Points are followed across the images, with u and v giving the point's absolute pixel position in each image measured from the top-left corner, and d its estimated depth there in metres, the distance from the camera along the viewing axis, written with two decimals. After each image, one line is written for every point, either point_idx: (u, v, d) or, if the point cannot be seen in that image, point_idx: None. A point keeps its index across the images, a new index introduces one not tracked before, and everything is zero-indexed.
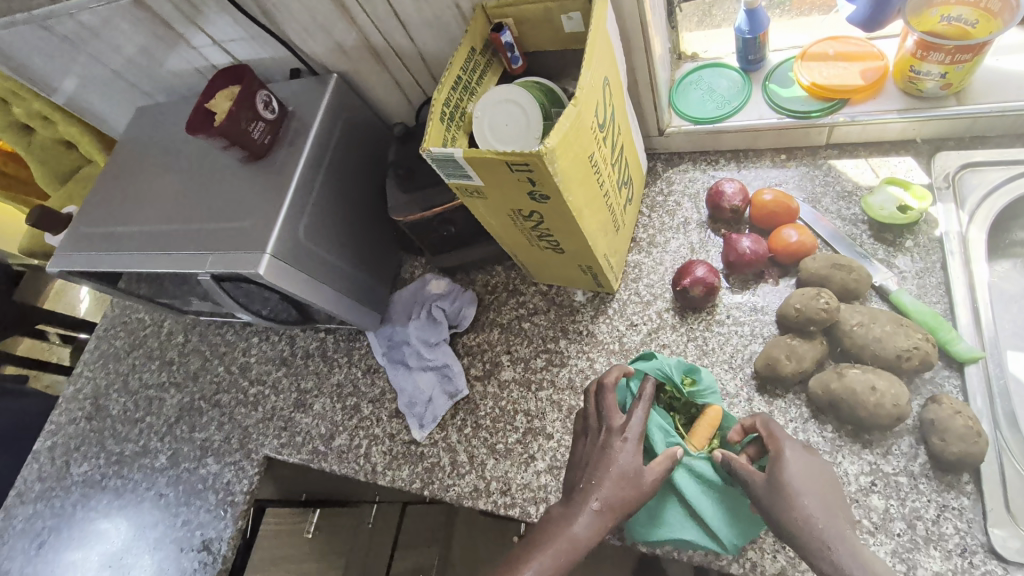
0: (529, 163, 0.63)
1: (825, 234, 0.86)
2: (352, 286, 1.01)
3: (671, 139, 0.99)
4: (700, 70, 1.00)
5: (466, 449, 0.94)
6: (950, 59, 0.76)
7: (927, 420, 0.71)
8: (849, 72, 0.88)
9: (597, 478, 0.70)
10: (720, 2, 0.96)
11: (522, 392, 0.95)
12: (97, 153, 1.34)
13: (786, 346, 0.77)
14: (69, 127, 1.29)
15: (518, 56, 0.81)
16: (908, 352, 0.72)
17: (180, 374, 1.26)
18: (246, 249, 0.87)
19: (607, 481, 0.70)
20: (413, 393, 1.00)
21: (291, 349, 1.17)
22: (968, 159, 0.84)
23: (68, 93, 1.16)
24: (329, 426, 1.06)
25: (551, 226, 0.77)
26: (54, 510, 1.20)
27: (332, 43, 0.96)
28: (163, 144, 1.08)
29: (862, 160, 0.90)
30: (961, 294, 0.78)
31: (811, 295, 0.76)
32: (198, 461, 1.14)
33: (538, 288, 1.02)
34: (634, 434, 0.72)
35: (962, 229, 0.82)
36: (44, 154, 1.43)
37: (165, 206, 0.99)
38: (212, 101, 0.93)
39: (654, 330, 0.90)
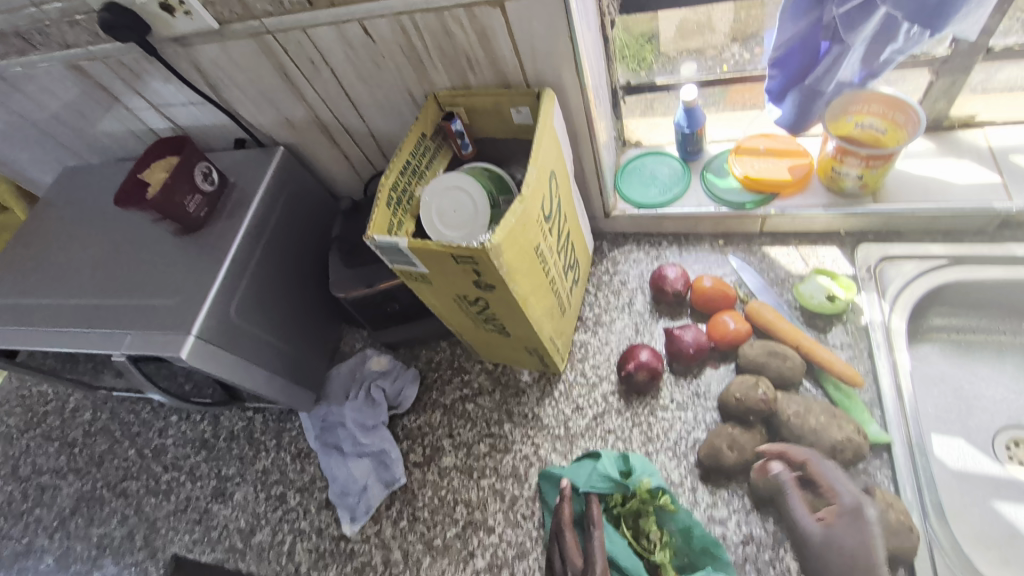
0: (474, 257, 0.63)
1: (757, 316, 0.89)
2: (285, 364, 0.95)
3: (617, 222, 1.02)
4: (643, 156, 1.04)
5: (401, 545, 0.86)
6: (865, 164, 0.83)
7: (862, 513, 0.70)
8: (778, 167, 0.94)
9: None
10: (661, 97, 1.02)
11: (462, 480, 0.89)
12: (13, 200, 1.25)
13: (728, 435, 0.76)
14: None
15: (468, 143, 0.82)
16: (842, 444, 0.73)
17: (81, 459, 1.12)
18: (168, 329, 0.80)
19: None
20: (346, 481, 0.92)
21: (213, 430, 1.07)
22: (887, 252, 0.89)
23: None
24: (250, 519, 0.96)
25: (496, 311, 0.75)
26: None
27: (279, 115, 0.94)
28: (85, 208, 1.01)
29: (792, 248, 0.94)
30: (887, 383, 0.79)
31: (750, 384, 0.77)
32: (93, 562, 1.00)
33: (483, 367, 0.99)
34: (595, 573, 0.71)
35: (885, 318, 0.84)
36: None
37: (79, 277, 0.92)
38: (147, 171, 0.89)
39: (599, 414, 0.88)
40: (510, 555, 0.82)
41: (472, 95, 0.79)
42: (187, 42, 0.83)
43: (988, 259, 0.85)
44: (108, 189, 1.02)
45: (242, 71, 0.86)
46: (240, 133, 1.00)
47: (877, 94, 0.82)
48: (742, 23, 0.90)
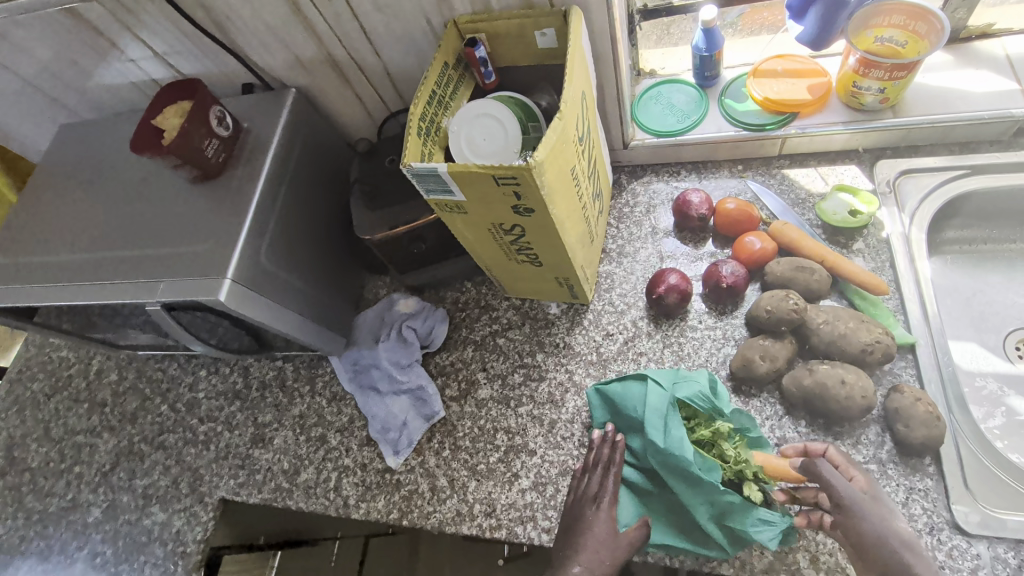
0: (516, 177, 0.63)
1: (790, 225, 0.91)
2: (315, 308, 0.95)
3: (636, 152, 1.02)
4: (659, 85, 1.03)
5: (445, 473, 0.90)
6: (888, 76, 0.83)
7: (891, 409, 0.74)
8: (797, 87, 0.94)
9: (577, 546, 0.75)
10: (678, 22, 0.99)
11: (500, 409, 0.92)
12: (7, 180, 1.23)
13: (759, 347, 0.79)
14: None
15: (491, 71, 0.80)
16: (871, 346, 0.75)
17: (114, 417, 1.14)
18: (201, 274, 0.80)
19: (585, 550, 0.75)
20: (386, 418, 0.95)
21: (245, 381, 1.09)
22: (906, 167, 0.90)
23: None
24: (293, 460, 0.98)
25: (532, 238, 0.76)
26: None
27: (290, 55, 0.92)
28: (94, 163, 0.99)
29: (812, 168, 0.95)
30: (910, 290, 0.83)
31: (780, 297, 0.79)
32: (141, 511, 1.03)
33: (511, 302, 1.00)
34: (605, 503, 0.77)
35: (905, 229, 0.87)
36: None
37: (99, 231, 0.90)
38: (159, 117, 0.86)
39: (630, 339, 0.91)
40: (553, 473, 0.85)
41: (494, 19, 0.76)
42: None
43: (1006, 167, 0.87)
44: (115, 143, 1.00)
45: (250, 6, 0.83)
46: (248, 77, 0.98)
47: (900, 5, 0.81)
48: None
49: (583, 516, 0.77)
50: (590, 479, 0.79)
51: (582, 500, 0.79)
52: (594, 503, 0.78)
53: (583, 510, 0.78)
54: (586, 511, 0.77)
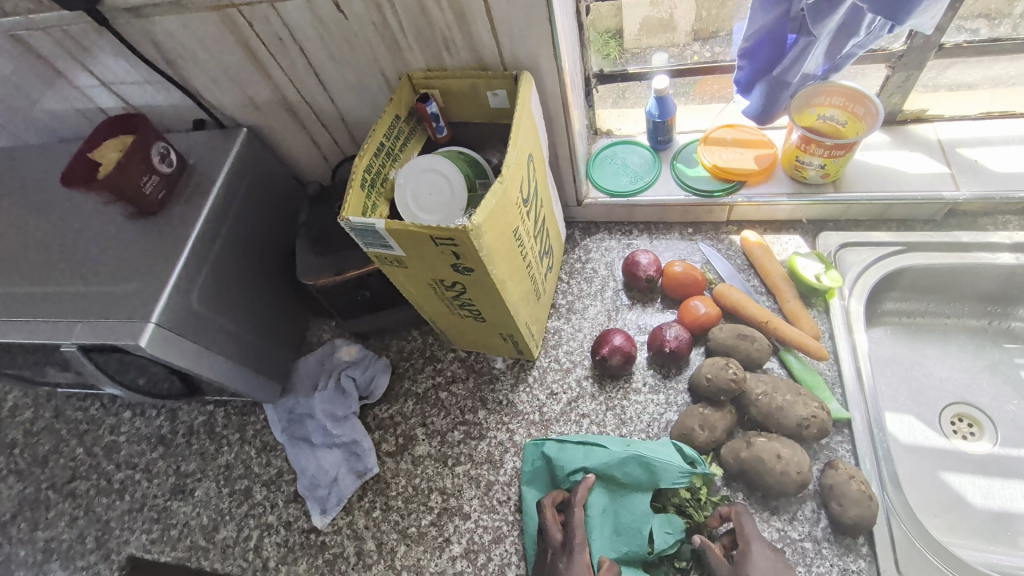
0: (453, 239, 0.61)
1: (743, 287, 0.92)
2: (250, 354, 0.91)
3: (589, 209, 1.03)
4: (615, 145, 1.05)
5: (374, 535, 0.85)
6: (829, 154, 0.86)
7: (826, 485, 0.73)
8: (745, 157, 0.97)
9: None
10: (633, 87, 1.01)
11: (437, 468, 0.88)
12: None
13: (698, 415, 0.78)
14: None
15: (444, 126, 0.80)
16: (807, 420, 0.74)
17: (23, 459, 1.05)
18: (122, 317, 0.75)
19: None
20: (316, 473, 0.89)
21: (170, 426, 1.03)
22: (846, 240, 0.93)
23: None
24: (212, 516, 0.92)
25: (473, 296, 0.74)
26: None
27: (243, 96, 0.90)
28: (26, 191, 0.94)
29: (758, 236, 0.97)
30: (848, 363, 0.83)
31: (720, 365, 0.78)
32: (39, 568, 0.94)
33: (456, 355, 0.98)
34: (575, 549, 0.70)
35: (845, 301, 0.88)
36: None
37: (19, 263, 0.85)
38: (97, 150, 0.82)
39: (574, 399, 0.89)
40: (486, 540, 0.81)
41: (447, 77, 0.76)
42: (143, 14, 0.78)
43: (938, 246, 0.90)
44: (50, 171, 0.95)
45: (202, 46, 0.82)
46: (200, 113, 0.95)
47: (841, 87, 0.85)
48: (704, 22, 0.92)
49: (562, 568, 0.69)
50: (551, 529, 0.73)
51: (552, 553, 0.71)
52: (568, 554, 0.70)
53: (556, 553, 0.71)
54: (560, 565, 0.70)
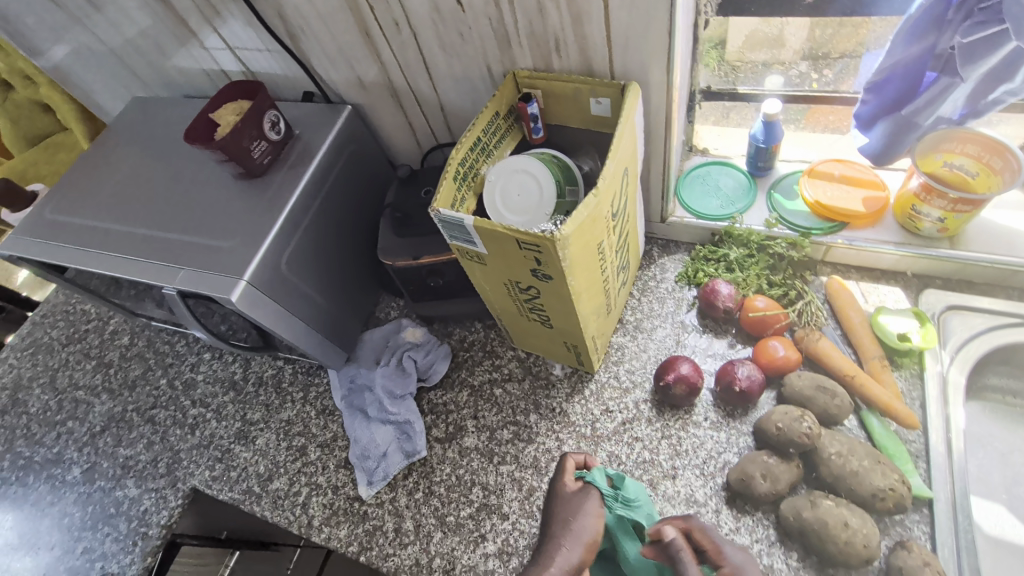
0: (539, 246, 0.61)
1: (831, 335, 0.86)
2: (322, 320, 0.95)
3: (673, 228, 1.00)
4: (707, 166, 1.01)
5: (413, 516, 0.87)
6: (951, 208, 0.78)
7: (894, 567, 0.67)
8: (851, 197, 0.90)
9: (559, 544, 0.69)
10: (738, 108, 0.95)
11: (482, 463, 0.89)
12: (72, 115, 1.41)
13: (762, 463, 0.74)
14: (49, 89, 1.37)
15: (540, 127, 0.79)
16: (884, 493, 0.69)
17: (116, 380, 1.17)
18: (218, 270, 0.80)
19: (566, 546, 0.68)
20: (368, 444, 0.93)
21: (243, 374, 1.10)
22: (953, 301, 0.85)
23: (55, 60, 1.14)
24: (268, 466, 0.98)
25: (546, 302, 0.74)
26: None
27: (352, 76, 0.93)
28: (151, 140, 1.03)
29: (853, 283, 0.90)
30: (938, 435, 0.76)
31: (794, 416, 0.74)
32: (116, 481, 1.03)
33: (516, 355, 0.98)
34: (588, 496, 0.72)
35: (943, 368, 0.80)
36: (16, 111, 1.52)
37: (137, 206, 0.93)
38: (218, 112, 0.88)
39: (629, 421, 0.87)
40: (520, 545, 0.82)
41: (552, 79, 0.76)
42: None
43: None
44: (174, 124, 1.03)
45: (323, 25, 0.85)
46: (310, 86, 1.00)
47: (975, 135, 0.77)
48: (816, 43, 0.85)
49: (563, 514, 0.71)
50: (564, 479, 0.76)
51: (559, 496, 0.74)
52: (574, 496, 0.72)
53: (565, 499, 0.73)
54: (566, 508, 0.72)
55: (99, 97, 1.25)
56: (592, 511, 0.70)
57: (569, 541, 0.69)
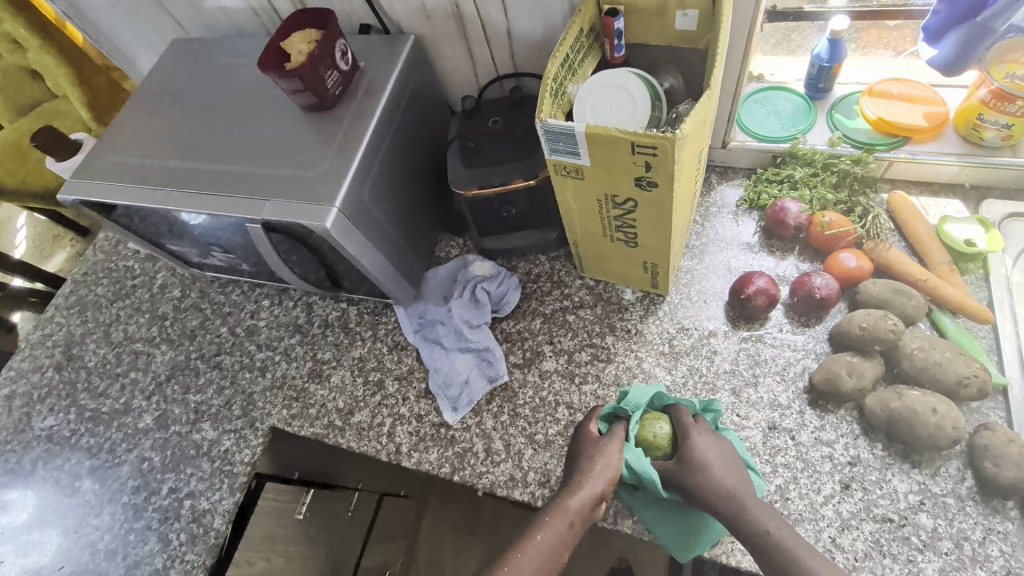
0: (655, 148, 0.62)
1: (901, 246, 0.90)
2: (396, 255, 0.95)
3: (733, 153, 1.01)
4: (765, 91, 1.03)
5: (502, 437, 0.90)
6: (1020, 112, 0.81)
7: (979, 446, 0.74)
8: (912, 113, 0.93)
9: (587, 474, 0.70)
10: (802, 28, 0.96)
11: (564, 384, 0.92)
12: (68, 85, 1.36)
13: (846, 362, 0.79)
14: (42, 57, 1.31)
15: (622, 45, 0.80)
16: (968, 379, 0.75)
17: (174, 330, 1.16)
18: (305, 199, 0.80)
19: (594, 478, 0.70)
20: (449, 373, 0.96)
21: (307, 317, 1.10)
22: (1012, 209, 0.90)
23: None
24: (348, 401, 0.99)
25: (640, 216, 0.76)
26: (4, 467, 1.06)
27: (416, 4, 0.92)
28: (205, 79, 1.00)
29: (914, 198, 0.94)
30: (1007, 331, 0.83)
31: (878, 316, 0.79)
32: (192, 426, 1.04)
33: (585, 282, 1.01)
34: (613, 437, 0.74)
35: (1008, 271, 0.87)
36: (5, 81, 1.49)
37: (201, 142, 0.91)
38: (288, 42, 0.87)
39: (705, 336, 0.91)
40: None
41: None
42: None
43: None
44: (226, 62, 1.01)
45: None
46: (368, 18, 0.98)
47: None
48: None
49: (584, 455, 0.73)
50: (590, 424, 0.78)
51: (584, 437, 0.77)
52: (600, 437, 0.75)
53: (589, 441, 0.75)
54: (594, 445, 0.74)
55: (125, 40, 1.20)
56: (617, 449, 0.72)
57: (591, 481, 0.70)
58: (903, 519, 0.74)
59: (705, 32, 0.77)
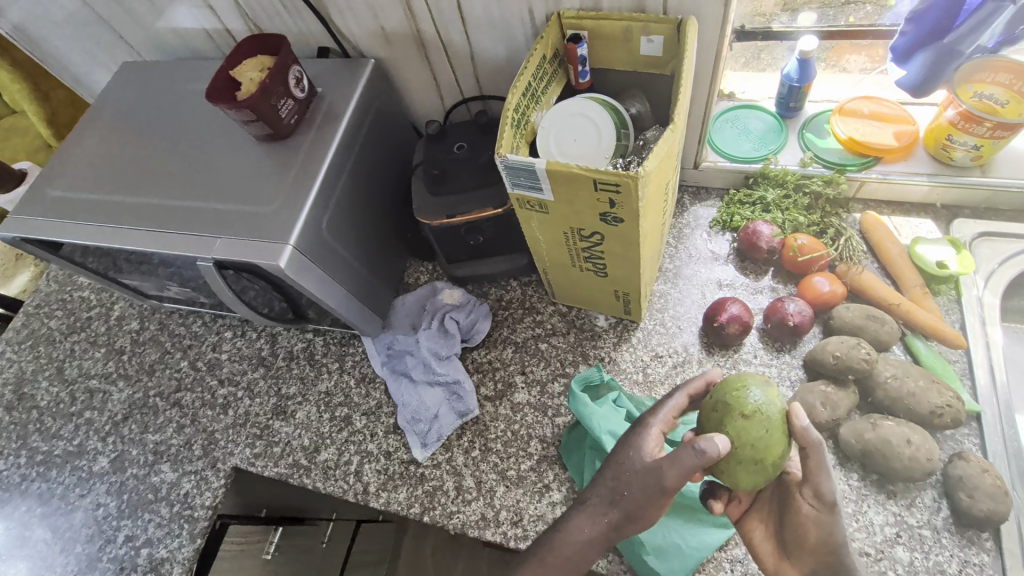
0: (619, 185, 0.59)
1: (872, 269, 0.90)
2: (360, 287, 0.92)
3: (705, 173, 0.99)
4: (736, 109, 1.02)
5: (473, 474, 0.87)
6: (988, 134, 0.80)
7: (954, 476, 0.73)
8: (883, 132, 0.92)
9: (616, 470, 0.65)
10: (771, 48, 0.94)
11: (536, 417, 0.90)
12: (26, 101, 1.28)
13: (820, 392, 0.77)
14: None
15: (587, 71, 0.78)
16: (942, 409, 0.74)
17: (131, 366, 1.11)
18: (258, 236, 0.76)
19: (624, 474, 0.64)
20: (418, 408, 0.92)
21: (271, 349, 1.06)
22: (983, 229, 0.89)
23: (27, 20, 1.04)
24: (314, 438, 0.96)
25: (607, 249, 0.73)
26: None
27: (375, 27, 0.89)
28: (155, 105, 0.96)
29: (886, 218, 0.93)
30: (980, 355, 0.82)
31: (851, 344, 0.77)
32: (150, 468, 0.99)
33: (557, 309, 0.98)
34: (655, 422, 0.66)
35: (980, 293, 0.87)
36: None
37: (150, 174, 0.86)
38: (238, 69, 0.82)
39: (680, 364, 0.89)
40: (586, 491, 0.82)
41: (602, 18, 0.72)
42: None
43: None
44: (179, 87, 0.97)
45: None
46: (326, 41, 0.94)
47: (1011, 62, 0.76)
48: None
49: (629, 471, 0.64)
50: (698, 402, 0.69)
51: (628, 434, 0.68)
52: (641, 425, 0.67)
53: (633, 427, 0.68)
54: (631, 434, 0.67)
55: (74, 62, 1.15)
56: (652, 440, 0.65)
57: (626, 499, 0.63)
58: (880, 553, 0.72)
59: (671, 58, 0.74)
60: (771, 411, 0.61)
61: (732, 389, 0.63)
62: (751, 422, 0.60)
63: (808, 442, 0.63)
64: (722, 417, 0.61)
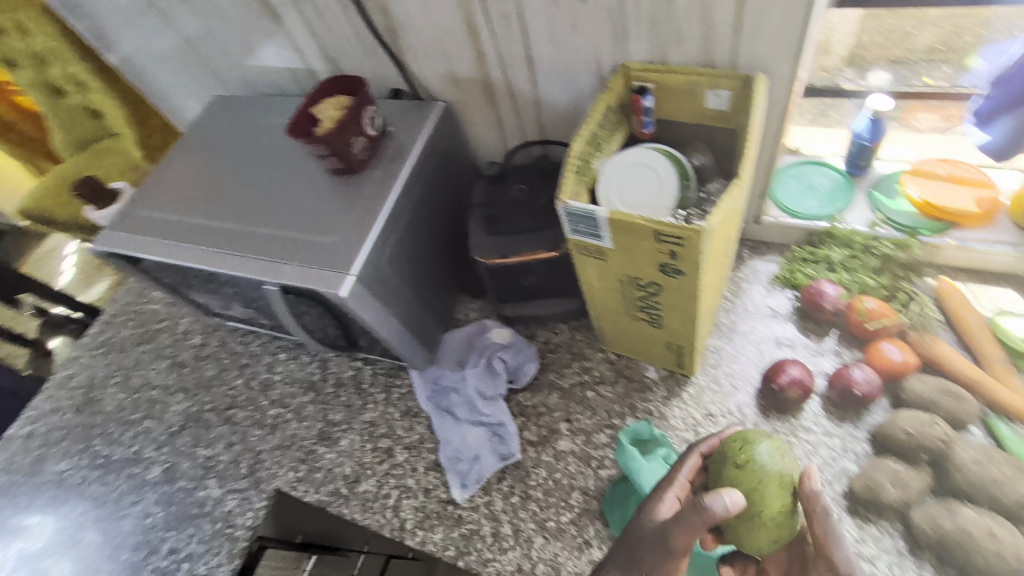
0: (681, 238, 0.59)
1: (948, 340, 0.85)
2: (413, 320, 0.93)
3: (764, 229, 0.97)
4: (802, 164, 0.98)
5: (511, 521, 0.85)
6: None
7: None
8: (960, 196, 0.88)
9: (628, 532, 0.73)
10: (840, 105, 0.93)
11: (579, 467, 0.87)
12: None
13: (889, 470, 0.75)
14: None
15: (650, 122, 0.78)
16: None
17: (190, 379, 1.16)
18: (324, 266, 0.79)
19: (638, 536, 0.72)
20: (459, 447, 0.92)
21: (321, 374, 1.09)
22: None
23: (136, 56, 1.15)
24: (355, 467, 0.97)
25: (663, 301, 0.72)
26: (14, 509, 1.06)
27: (447, 73, 0.93)
28: (240, 137, 1.03)
29: (962, 285, 0.88)
30: None
31: (926, 423, 0.76)
32: (198, 481, 1.02)
33: (606, 357, 0.97)
34: (672, 484, 0.74)
35: None
36: None
37: (229, 201, 0.92)
38: (319, 108, 0.88)
39: (734, 425, 0.85)
40: None
41: (669, 71, 0.74)
42: None
43: None
44: (262, 122, 1.04)
45: (429, 21, 0.84)
46: (399, 84, 1.00)
47: None
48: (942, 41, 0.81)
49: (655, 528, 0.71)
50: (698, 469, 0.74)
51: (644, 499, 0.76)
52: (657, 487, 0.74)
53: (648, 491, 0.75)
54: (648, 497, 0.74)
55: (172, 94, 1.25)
56: (671, 499, 0.72)
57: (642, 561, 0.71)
58: None
59: (737, 113, 0.75)
60: (773, 469, 0.69)
61: (734, 446, 0.72)
62: (756, 480, 0.68)
63: (813, 504, 0.69)
64: (720, 471, 0.71)
